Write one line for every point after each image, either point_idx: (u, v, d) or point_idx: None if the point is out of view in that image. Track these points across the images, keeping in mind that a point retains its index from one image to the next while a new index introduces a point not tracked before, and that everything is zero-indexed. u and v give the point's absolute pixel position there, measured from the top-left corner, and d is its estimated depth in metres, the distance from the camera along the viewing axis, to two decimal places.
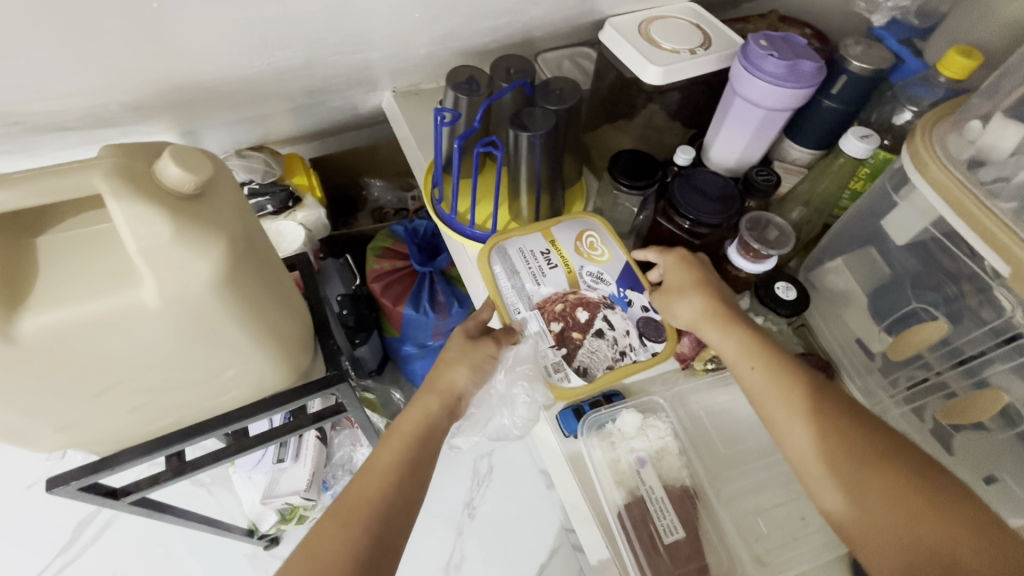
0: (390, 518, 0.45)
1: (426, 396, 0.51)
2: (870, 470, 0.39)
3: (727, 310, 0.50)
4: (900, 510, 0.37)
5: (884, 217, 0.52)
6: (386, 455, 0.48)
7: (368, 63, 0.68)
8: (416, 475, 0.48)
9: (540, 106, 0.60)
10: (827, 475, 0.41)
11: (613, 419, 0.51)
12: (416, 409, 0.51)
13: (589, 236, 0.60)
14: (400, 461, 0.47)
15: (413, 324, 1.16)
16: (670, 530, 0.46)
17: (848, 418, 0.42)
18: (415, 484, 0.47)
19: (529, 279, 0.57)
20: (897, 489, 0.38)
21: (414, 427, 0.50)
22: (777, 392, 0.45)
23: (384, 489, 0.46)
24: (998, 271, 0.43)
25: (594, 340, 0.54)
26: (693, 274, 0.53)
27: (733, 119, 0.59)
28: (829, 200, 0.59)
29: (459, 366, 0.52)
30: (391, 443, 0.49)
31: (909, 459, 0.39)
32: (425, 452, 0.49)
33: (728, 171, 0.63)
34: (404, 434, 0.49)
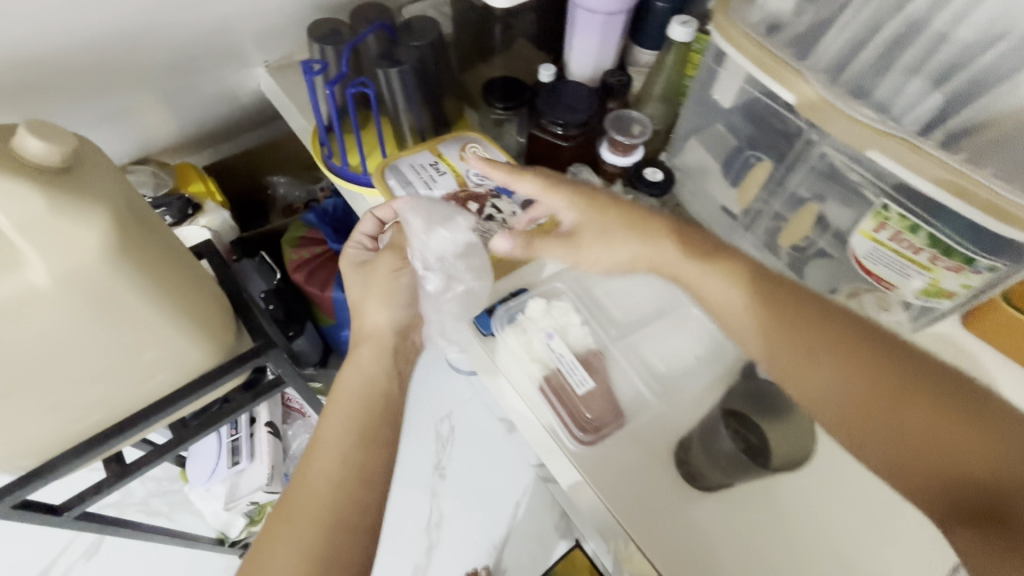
0: (354, 498, 0.48)
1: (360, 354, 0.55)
2: (876, 377, 0.42)
3: (690, 246, 0.51)
4: (906, 412, 0.40)
5: (713, 93, 0.59)
6: (336, 427, 0.51)
7: (217, 22, 0.68)
8: (373, 437, 0.51)
9: (403, 45, 0.63)
10: (858, 409, 0.42)
11: (521, 310, 0.57)
12: (354, 369, 0.55)
13: (472, 148, 0.65)
14: (349, 431, 0.50)
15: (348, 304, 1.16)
16: (582, 382, 0.52)
17: (861, 348, 0.43)
18: (374, 442, 0.51)
19: (422, 187, 0.61)
20: (930, 414, 0.40)
21: (354, 395, 0.53)
22: (781, 332, 0.46)
23: (342, 456, 0.49)
24: (791, 104, 0.50)
25: (486, 223, 0.59)
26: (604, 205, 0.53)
27: (580, 29, 0.65)
28: (678, 89, 0.66)
29: (370, 304, 0.56)
30: (336, 415, 0.51)
31: (931, 379, 0.41)
32: (374, 411, 0.52)
33: (590, 80, 0.69)
34: (348, 404, 0.52)
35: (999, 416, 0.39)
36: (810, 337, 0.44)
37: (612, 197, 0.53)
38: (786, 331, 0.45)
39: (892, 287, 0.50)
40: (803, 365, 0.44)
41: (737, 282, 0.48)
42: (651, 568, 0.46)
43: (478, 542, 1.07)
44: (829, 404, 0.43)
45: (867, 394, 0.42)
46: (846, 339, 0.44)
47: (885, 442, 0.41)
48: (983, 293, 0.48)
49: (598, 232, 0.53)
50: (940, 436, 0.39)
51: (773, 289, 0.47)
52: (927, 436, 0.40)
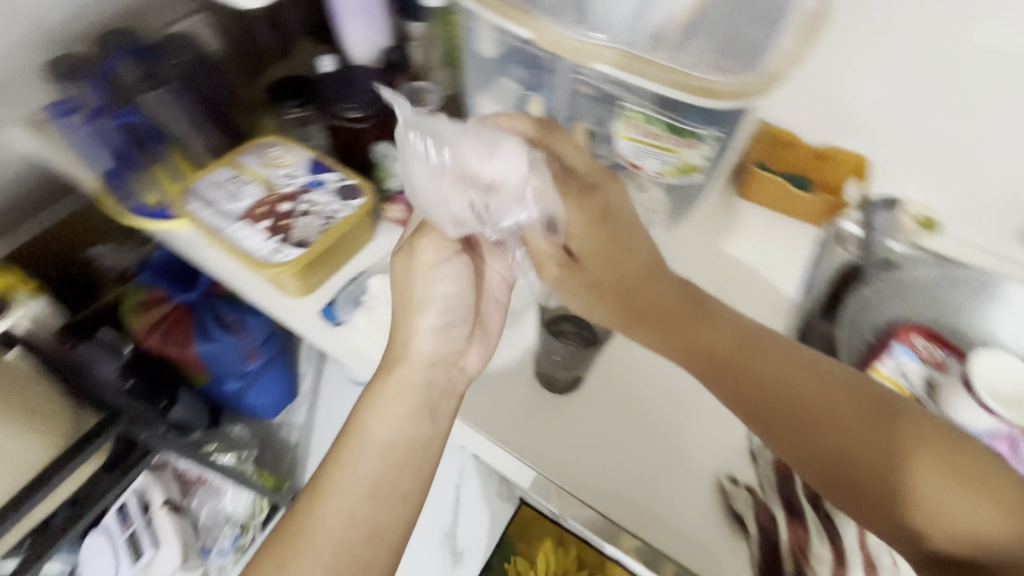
0: (371, 550, 0.44)
1: (407, 392, 0.48)
2: (874, 438, 0.43)
3: (689, 296, 0.52)
4: (883, 453, 0.42)
5: (477, 47, 0.64)
6: (350, 492, 0.45)
7: None
8: (392, 499, 0.46)
9: (161, 65, 0.61)
10: (836, 442, 0.43)
11: (365, 291, 0.59)
12: (385, 422, 0.47)
13: (273, 152, 0.65)
14: (381, 476, 0.46)
15: (219, 355, 1.02)
16: None
17: (839, 394, 0.45)
18: (389, 513, 0.45)
19: (227, 201, 0.60)
20: (909, 453, 0.41)
21: (387, 436, 0.47)
22: (766, 379, 0.47)
23: (373, 505, 0.45)
24: (531, 41, 0.55)
25: (302, 218, 0.59)
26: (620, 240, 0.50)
27: (345, 13, 0.68)
28: (454, 53, 0.70)
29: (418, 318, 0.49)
30: (359, 475, 0.45)
31: (910, 422, 0.43)
32: (397, 472, 0.46)
33: (371, 60, 0.72)
34: (375, 466, 0.46)
35: (969, 451, 0.41)
36: (809, 398, 0.45)
37: (630, 232, 0.50)
38: (771, 377, 0.47)
39: (641, 168, 0.58)
40: (803, 433, 0.45)
41: (733, 343, 0.50)
42: (585, 505, 0.50)
43: (431, 535, 1.05)
44: (826, 464, 0.43)
45: (848, 429, 0.43)
46: (830, 387, 0.46)
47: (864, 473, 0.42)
48: (717, 161, 0.57)
49: (592, 275, 0.51)
50: (913, 470, 0.41)
51: (774, 353, 0.49)
52: (925, 492, 0.40)
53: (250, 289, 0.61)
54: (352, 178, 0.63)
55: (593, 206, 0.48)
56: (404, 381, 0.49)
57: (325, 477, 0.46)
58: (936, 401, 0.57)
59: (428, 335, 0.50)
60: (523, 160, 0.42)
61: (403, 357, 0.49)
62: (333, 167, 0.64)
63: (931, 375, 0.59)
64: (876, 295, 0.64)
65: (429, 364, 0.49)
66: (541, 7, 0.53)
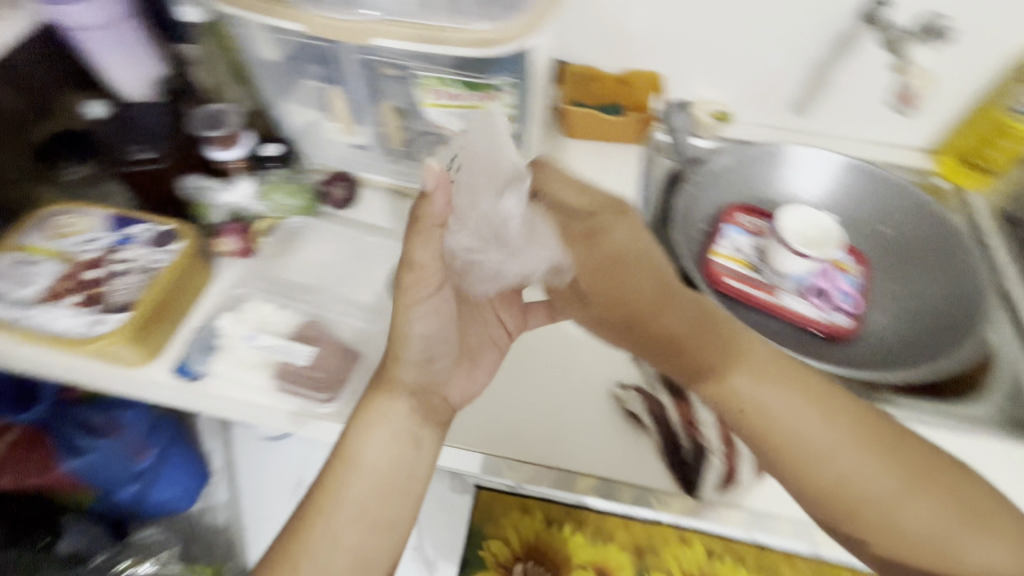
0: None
1: (397, 419, 0.46)
2: (881, 485, 0.42)
3: (703, 319, 0.47)
4: (896, 489, 0.41)
5: (259, 55, 0.61)
6: (338, 519, 0.43)
7: None
8: (379, 527, 0.44)
9: None
10: (854, 471, 0.42)
11: (216, 333, 0.55)
12: (376, 448, 0.45)
13: (60, 220, 0.57)
14: (366, 507, 0.43)
15: (100, 464, 0.75)
16: (303, 354, 0.53)
17: (860, 425, 0.43)
18: (375, 540, 0.43)
19: (18, 288, 0.53)
20: (921, 489, 0.41)
21: (374, 463, 0.44)
22: (786, 407, 0.43)
23: (363, 534, 0.43)
24: (306, 33, 0.54)
25: (117, 279, 0.53)
26: (625, 278, 0.47)
27: (97, 51, 0.61)
28: (238, 67, 0.66)
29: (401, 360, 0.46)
30: (348, 504, 0.43)
31: (925, 459, 0.42)
32: (383, 500, 0.44)
33: (149, 93, 0.66)
34: (367, 492, 0.44)
35: (969, 486, 0.42)
36: (825, 449, 0.42)
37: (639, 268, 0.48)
38: (796, 406, 0.43)
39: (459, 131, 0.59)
40: (812, 486, 0.42)
41: (756, 394, 0.44)
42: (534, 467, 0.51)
43: None
44: (822, 493, 0.43)
45: (862, 458, 0.42)
46: (853, 417, 0.43)
47: (871, 501, 0.42)
48: (525, 108, 0.59)
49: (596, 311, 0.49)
50: (918, 503, 0.41)
51: (792, 396, 0.44)
52: (929, 532, 0.41)
53: (82, 373, 0.54)
54: (164, 223, 0.57)
55: (597, 255, 0.48)
56: (393, 411, 0.46)
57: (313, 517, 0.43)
58: (766, 262, 0.66)
59: (415, 366, 0.46)
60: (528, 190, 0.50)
61: (384, 381, 0.46)
62: (138, 217, 0.57)
63: (758, 244, 0.68)
64: (697, 190, 0.71)
65: (412, 394, 0.47)
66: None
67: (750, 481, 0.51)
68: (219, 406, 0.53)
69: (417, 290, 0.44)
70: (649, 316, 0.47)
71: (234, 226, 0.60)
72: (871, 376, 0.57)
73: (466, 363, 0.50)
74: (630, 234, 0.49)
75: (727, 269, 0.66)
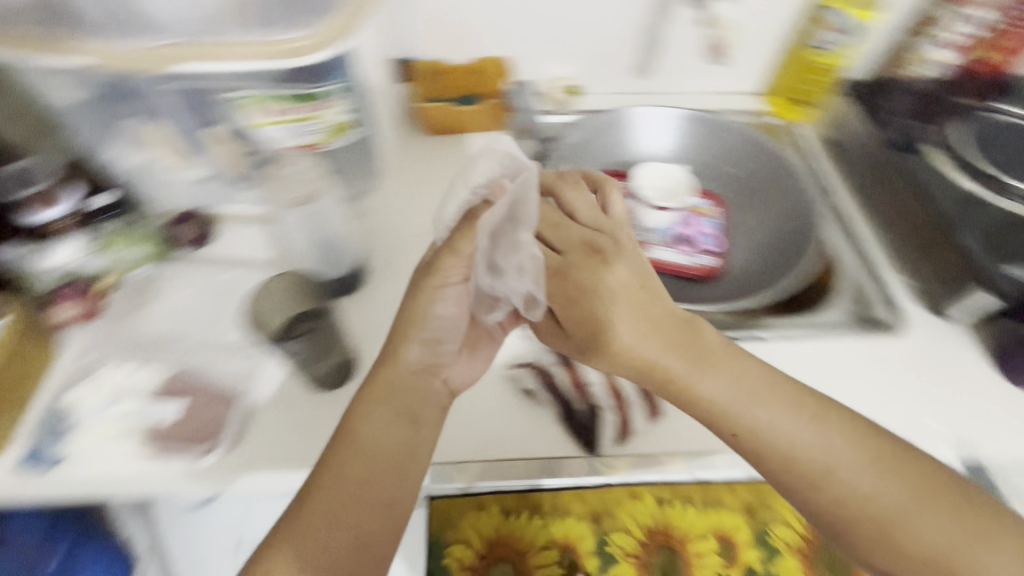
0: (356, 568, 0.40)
1: (398, 399, 0.47)
2: (878, 501, 0.43)
3: (698, 348, 0.47)
4: (894, 500, 0.42)
5: (59, 102, 0.55)
6: (334, 493, 0.42)
7: None
8: (378, 507, 0.42)
9: None
10: (853, 484, 0.43)
11: (66, 409, 0.50)
12: (375, 428, 0.45)
13: None
14: (365, 483, 0.43)
15: None
16: (171, 411, 0.50)
17: (857, 440, 0.44)
18: (371, 516, 0.42)
19: None
20: (920, 500, 0.42)
21: (375, 438, 0.44)
22: (789, 425, 0.44)
23: (360, 514, 0.41)
24: (103, 70, 0.49)
25: None
26: (598, 312, 0.47)
27: None
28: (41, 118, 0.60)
29: (409, 341, 0.49)
30: (348, 480, 0.42)
31: (924, 474, 0.43)
32: (379, 477, 0.43)
33: None
34: (360, 469, 0.43)
35: (969, 497, 0.43)
36: (821, 468, 0.43)
37: (635, 296, 0.48)
38: (799, 421, 0.44)
39: (297, 147, 0.55)
40: (807, 501, 0.44)
41: (745, 415, 0.44)
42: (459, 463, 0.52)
43: None
44: (826, 510, 0.44)
45: (863, 472, 0.43)
46: (852, 432, 0.44)
47: (871, 515, 0.43)
48: (363, 112, 0.57)
49: (581, 342, 0.48)
50: (919, 515, 0.42)
51: (787, 417, 0.44)
52: (937, 547, 0.42)
53: None
54: None
55: (565, 287, 0.48)
56: (395, 392, 0.47)
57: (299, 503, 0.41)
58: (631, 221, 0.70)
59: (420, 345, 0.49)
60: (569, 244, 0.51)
61: (388, 361, 0.49)
62: None
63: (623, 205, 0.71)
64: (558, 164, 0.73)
65: (410, 373, 0.49)
66: (88, 30, 0.48)
67: (643, 428, 0.54)
68: (75, 490, 0.47)
69: (445, 272, 0.50)
70: (625, 348, 0.46)
71: (71, 289, 0.55)
72: (732, 304, 0.64)
73: (466, 351, 0.53)
74: (611, 269, 0.49)
75: None
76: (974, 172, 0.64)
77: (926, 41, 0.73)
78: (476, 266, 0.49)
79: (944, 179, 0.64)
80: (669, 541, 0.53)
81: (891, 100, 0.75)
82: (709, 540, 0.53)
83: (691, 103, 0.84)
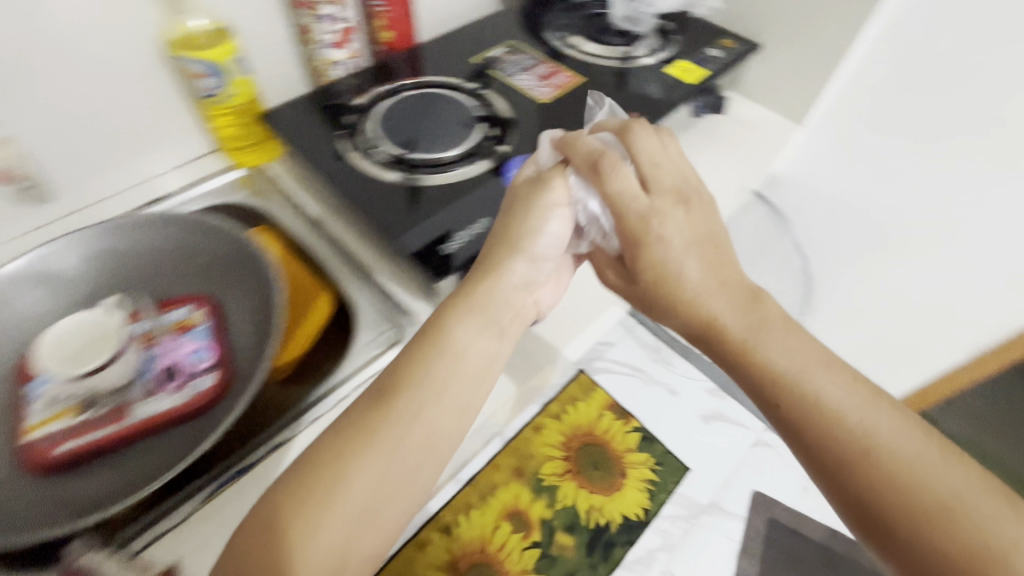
0: (383, 507, 0.43)
1: (495, 318, 0.53)
2: (920, 479, 0.40)
3: (776, 326, 0.47)
4: (935, 487, 0.39)
5: None
6: (406, 428, 0.45)
7: None
8: (434, 447, 0.46)
9: None
10: (897, 463, 0.41)
11: None
12: (478, 349, 0.50)
13: None
14: (434, 416, 0.46)
15: None
16: None
17: (911, 428, 0.42)
18: (436, 445, 0.46)
19: None
20: (969, 495, 0.39)
21: (468, 362, 0.49)
22: (848, 383, 0.44)
23: (412, 447, 0.45)
24: None
25: None
26: (671, 258, 0.49)
27: None
28: None
29: (508, 249, 0.55)
30: (418, 410, 0.46)
31: (975, 478, 0.40)
32: (443, 424, 0.47)
33: None
34: (436, 422, 0.46)
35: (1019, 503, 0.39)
36: (874, 448, 0.41)
37: (721, 269, 0.50)
38: (857, 386, 0.44)
39: None
40: (841, 477, 0.41)
41: (801, 386, 0.44)
42: None
43: None
44: (862, 477, 0.41)
45: (914, 449, 0.41)
46: (912, 419, 0.43)
47: (908, 494, 0.40)
48: None
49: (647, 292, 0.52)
50: (966, 508, 0.39)
51: (847, 392, 0.43)
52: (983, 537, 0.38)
53: None
54: None
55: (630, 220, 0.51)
56: (494, 301, 0.53)
57: (370, 425, 0.45)
58: (95, 393, 0.52)
59: (526, 262, 0.56)
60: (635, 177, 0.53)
61: (497, 273, 0.54)
62: None
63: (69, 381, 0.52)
64: None
65: (514, 286, 0.55)
66: None
67: None
68: None
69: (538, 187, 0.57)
70: (689, 298, 0.49)
71: None
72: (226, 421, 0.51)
73: (556, 276, 0.60)
74: (685, 223, 0.51)
75: (54, 436, 0.50)
76: (399, 166, 0.64)
77: (318, 47, 0.73)
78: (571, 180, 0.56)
79: (374, 184, 0.63)
80: (476, 558, 0.58)
81: (310, 118, 0.71)
82: (501, 528, 0.61)
83: (109, 212, 0.68)
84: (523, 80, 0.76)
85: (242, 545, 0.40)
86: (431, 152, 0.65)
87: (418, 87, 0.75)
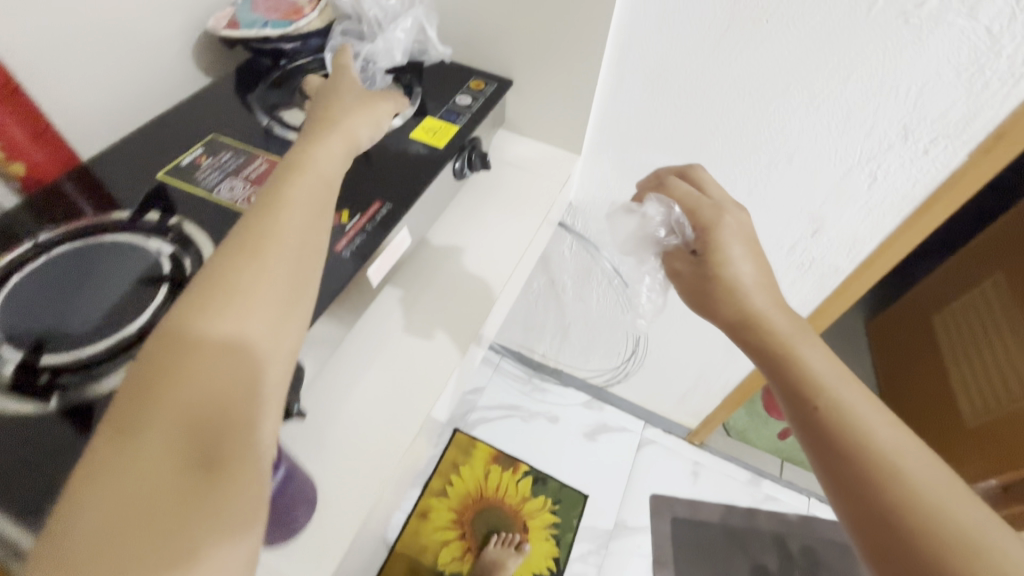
0: (275, 314, 0.38)
1: (342, 168, 0.50)
2: (907, 472, 0.43)
3: (807, 332, 0.52)
4: (918, 476, 0.42)
5: None
6: (283, 251, 0.40)
7: None
8: (304, 254, 0.41)
9: None
10: (886, 454, 0.44)
11: None
12: (328, 155, 0.49)
13: None
14: (307, 225, 0.42)
15: None
16: None
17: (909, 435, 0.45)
18: (307, 267, 0.41)
19: None
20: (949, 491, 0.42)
21: (330, 172, 0.48)
22: (857, 390, 0.48)
23: (288, 262, 0.40)
24: None
25: None
26: (730, 250, 0.56)
27: None
28: None
29: (355, 117, 0.55)
30: (290, 218, 0.42)
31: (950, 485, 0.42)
32: (311, 227, 0.43)
33: None
34: (306, 228, 0.42)
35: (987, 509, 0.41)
36: (903, 465, 0.43)
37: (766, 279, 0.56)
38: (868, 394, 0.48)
39: None
40: (862, 480, 0.43)
41: (833, 392, 0.47)
42: None
43: None
44: (859, 456, 0.44)
45: (906, 441, 0.44)
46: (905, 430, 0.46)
47: (897, 475, 0.42)
48: None
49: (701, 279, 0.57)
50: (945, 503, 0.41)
51: (864, 402, 0.47)
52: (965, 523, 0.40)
53: None
54: None
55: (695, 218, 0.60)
56: (340, 131, 0.52)
57: (263, 231, 0.40)
58: None
59: (369, 121, 0.56)
60: (684, 233, 0.62)
61: (339, 120, 0.53)
62: None
63: None
64: None
65: (357, 140, 0.53)
66: None
67: None
68: None
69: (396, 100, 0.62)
70: (743, 289, 0.55)
71: None
72: None
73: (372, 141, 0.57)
74: (741, 229, 0.58)
75: None
76: (38, 385, 0.43)
77: None
78: (656, 222, 0.65)
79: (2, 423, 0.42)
80: None
81: None
82: None
83: None
84: (227, 191, 0.60)
85: (158, 350, 0.34)
86: (90, 345, 0.46)
87: (59, 237, 0.54)
